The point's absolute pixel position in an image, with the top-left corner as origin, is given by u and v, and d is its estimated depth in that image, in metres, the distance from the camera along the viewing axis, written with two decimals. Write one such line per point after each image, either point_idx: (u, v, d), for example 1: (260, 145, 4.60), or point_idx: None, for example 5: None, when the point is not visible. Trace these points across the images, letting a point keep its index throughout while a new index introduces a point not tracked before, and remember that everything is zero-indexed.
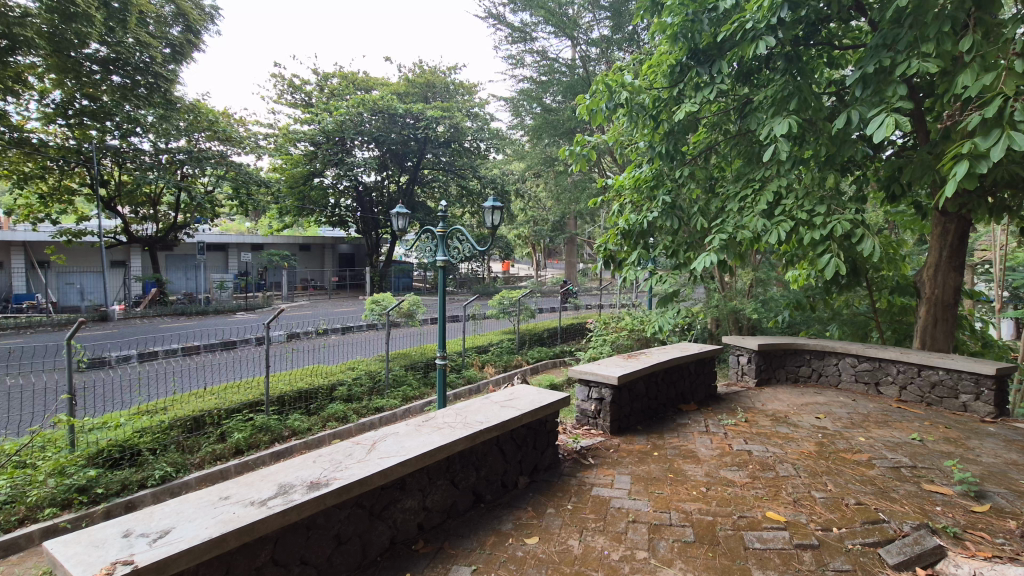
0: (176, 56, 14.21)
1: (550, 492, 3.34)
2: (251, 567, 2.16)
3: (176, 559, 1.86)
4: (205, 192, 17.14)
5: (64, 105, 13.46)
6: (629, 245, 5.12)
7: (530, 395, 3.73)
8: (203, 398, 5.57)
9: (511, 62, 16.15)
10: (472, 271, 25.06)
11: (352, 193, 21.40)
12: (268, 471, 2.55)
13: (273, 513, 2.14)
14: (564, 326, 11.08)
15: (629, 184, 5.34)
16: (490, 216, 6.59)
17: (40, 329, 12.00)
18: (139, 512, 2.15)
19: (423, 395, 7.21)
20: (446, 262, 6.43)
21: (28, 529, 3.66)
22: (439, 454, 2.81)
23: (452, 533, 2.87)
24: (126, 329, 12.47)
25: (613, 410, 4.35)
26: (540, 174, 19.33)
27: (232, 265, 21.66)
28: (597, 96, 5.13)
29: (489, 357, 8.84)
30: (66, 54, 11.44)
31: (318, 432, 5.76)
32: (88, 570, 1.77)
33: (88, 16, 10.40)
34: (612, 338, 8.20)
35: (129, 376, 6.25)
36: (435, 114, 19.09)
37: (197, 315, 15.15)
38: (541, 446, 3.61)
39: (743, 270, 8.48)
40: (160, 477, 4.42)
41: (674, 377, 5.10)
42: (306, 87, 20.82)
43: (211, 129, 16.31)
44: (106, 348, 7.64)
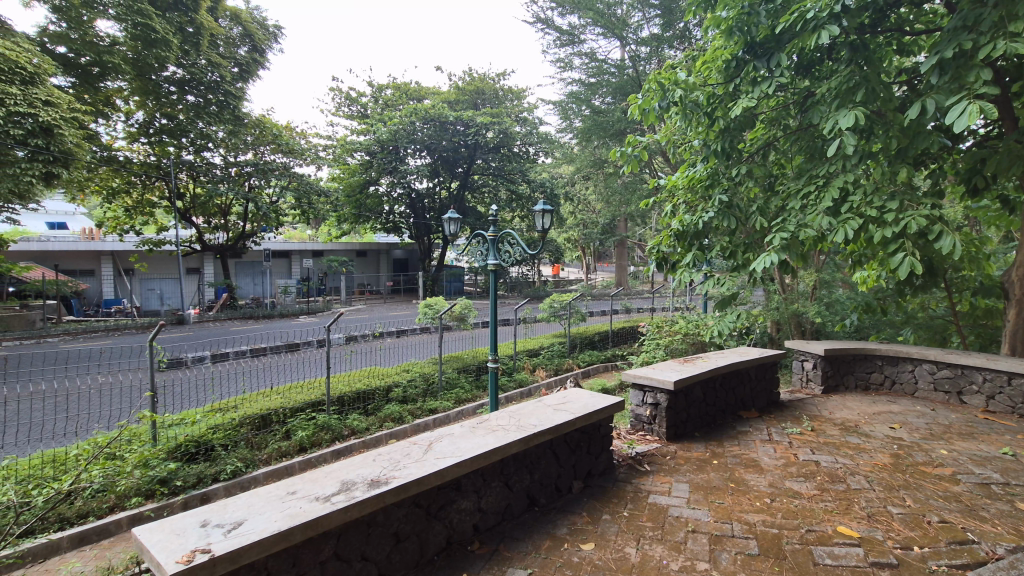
0: (243, 75, 15.26)
1: (604, 498, 3.29)
2: (315, 561, 2.24)
3: (248, 550, 1.96)
4: (270, 202, 17.89)
5: (146, 124, 14.59)
6: (683, 246, 4.96)
7: (583, 399, 3.70)
8: (269, 397, 5.85)
9: (560, 66, 16.13)
10: (522, 275, 25.12)
11: (405, 201, 22.00)
12: (330, 468, 2.65)
13: (336, 508, 2.22)
14: (615, 330, 10.90)
15: (683, 184, 5.17)
16: (540, 219, 6.57)
17: (125, 330, 13.04)
18: (215, 503, 2.29)
19: (476, 398, 7.28)
20: (497, 266, 6.49)
21: (116, 517, 3.99)
22: (494, 456, 2.83)
23: (508, 536, 2.88)
24: (201, 331, 13.34)
25: (669, 416, 4.23)
26: (589, 176, 19.22)
27: (295, 271, 22.75)
28: (649, 95, 5.02)
29: (540, 361, 8.82)
30: (148, 77, 13.15)
31: (375, 431, 5.93)
32: (171, 556, 1.90)
33: (166, 41, 12.12)
34: (665, 342, 7.99)
35: (203, 376, 6.67)
36: (485, 120, 19.37)
37: (263, 318, 15.99)
38: (595, 451, 3.56)
39: (806, 271, 8.07)
40: (231, 471, 4.69)
41: (733, 383, 4.92)
42: (362, 99, 21.60)
43: (275, 142, 17.19)
44: (182, 350, 8.19)
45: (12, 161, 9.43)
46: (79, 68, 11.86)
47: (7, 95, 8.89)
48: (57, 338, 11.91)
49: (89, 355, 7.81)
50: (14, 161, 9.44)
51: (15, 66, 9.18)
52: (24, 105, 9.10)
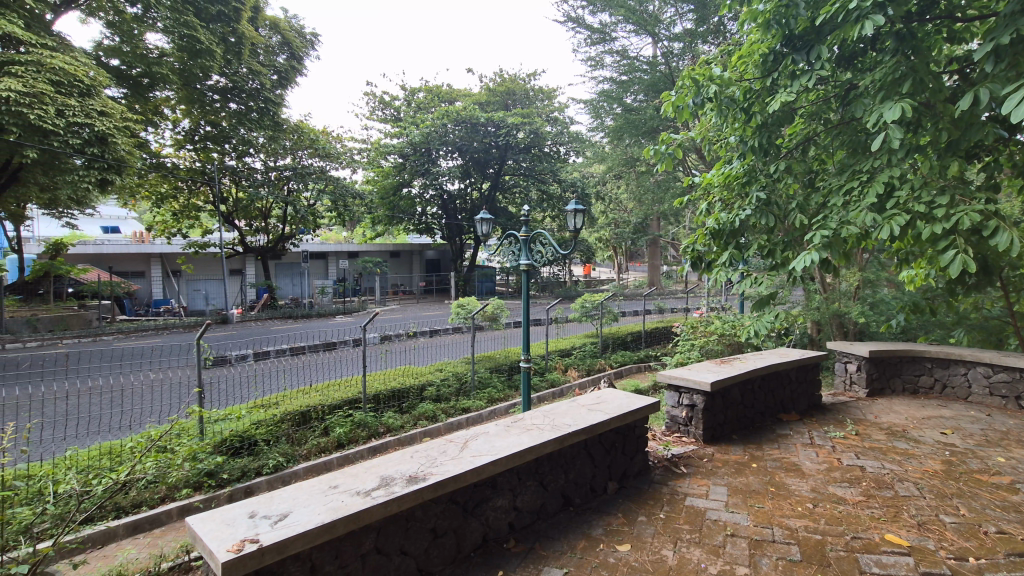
0: (282, 82, 15.76)
1: (640, 500, 3.26)
2: (357, 554, 2.30)
3: (294, 541, 2.03)
4: (308, 205, 18.38)
5: (192, 131, 15.25)
6: (719, 245, 4.85)
7: (618, 399, 3.68)
8: (308, 394, 6.02)
9: (591, 64, 16.04)
10: (553, 275, 25.06)
11: (437, 202, 22.26)
12: (369, 464, 2.71)
13: (377, 503, 2.28)
14: (648, 330, 10.77)
15: (718, 182, 5.05)
16: (572, 219, 6.56)
17: (173, 330, 13.59)
18: (261, 496, 2.38)
19: (508, 397, 7.32)
20: (530, 265, 6.50)
21: (168, 507, 4.18)
22: (529, 455, 2.84)
23: (543, 535, 2.89)
24: (243, 330, 13.86)
25: (705, 418, 4.15)
26: (621, 175, 19.03)
27: (331, 272, 23.32)
28: (683, 92, 4.93)
29: (572, 361, 8.79)
30: (194, 87, 13.73)
31: (410, 429, 6.02)
32: (222, 545, 1.98)
33: (210, 51, 12.49)
34: (700, 342, 7.83)
35: (246, 373, 6.91)
36: (516, 121, 19.41)
37: (302, 317, 16.48)
38: (630, 452, 3.53)
39: (848, 270, 7.79)
40: (273, 465, 4.85)
41: (773, 385, 4.79)
42: (395, 102, 21.97)
43: (313, 147, 17.66)
44: (227, 349, 8.50)
45: (70, 168, 10.14)
46: (131, 79, 12.36)
47: (66, 107, 9.50)
48: (112, 336, 12.54)
49: (141, 352, 8.20)
50: (71, 168, 10.12)
51: (73, 79, 9.73)
52: (81, 116, 9.69)
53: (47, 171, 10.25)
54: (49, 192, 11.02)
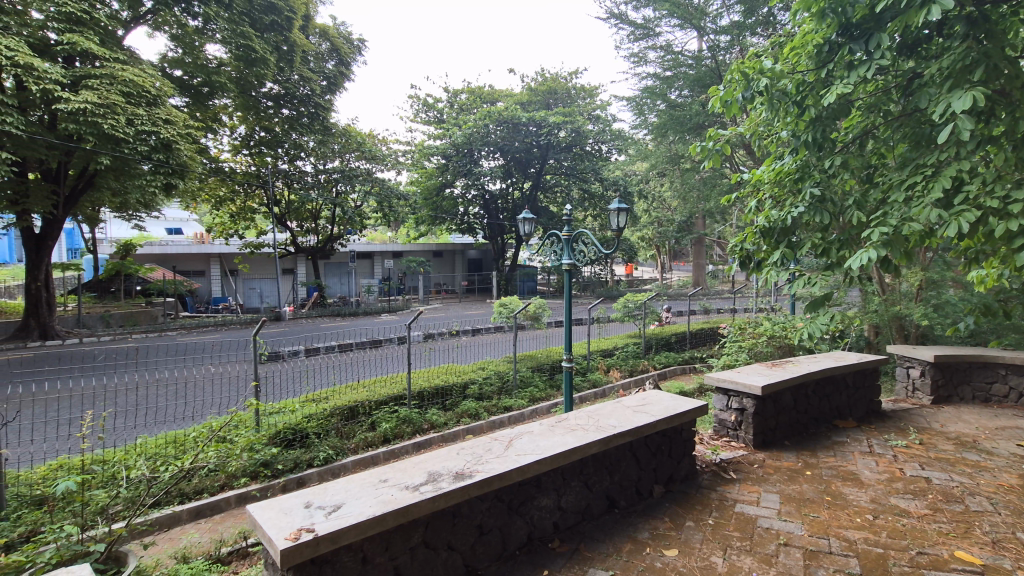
0: (331, 87, 16.28)
1: (687, 505, 3.20)
2: (406, 546, 2.36)
3: (346, 532, 2.10)
4: (355, 207, 18.91)
5: (247, 137, 15.97)
6: (769, 244, 4.67)
7: (664, 401, 3.61)
8: (356, 390, 6.20)
9: (634, 60, 15.80)
10: (595, 274, 24.83)
11: (479, 202, 22.45)
12: (417, 459, 2.77)
13: (425, 498, 2.33)
14: (693, 331, 10.51)
15: (769, 178, 4.83)
16: (616, 218, 6.47)
17: (230, 326, 14.29)
18: (315, 487, 2.47)
19: (549, 397, 7.32)
20: (571, 265, 6.45)
21: (226, 495, 4.40)
22: (574, 456, 2.83)
23: (588, 536, 2.87)
24: (294, 327, 14.41)
25: (756, 423, 4.03)
26: (665, 172, 18.67)
27: (377, 271, 23.92)
28: (731, 86, 4.77)
29: (614, 361, 8.68)
30: (249, 94, 14.24)
31: (453, 426, 6.11)
32: (281, 532, 2.08)
33: (264, 59, 13.09)
34: (748, 344, 7.57)
35: (297, 368, 7.18)
36: (558, 119, 19.35)
37: (349, 315, 16.99)
38: (677, 455, 3.46)
39: (910, 269, 7.37)
40: (323, 458, 5.03)
41: (828, 390, 4.60)
42: (439, 104, 22.26)
43: (360, 149, 18.16)
44: (280, 345, 8.85)
45: (139, 173, 10.75)
46: (192, 89, 12.98)
47: (135, 116, 10.08)
48: (175, 331, 13.31)
49: (201, 347, 8.67)
50: (140, 173, 10.73)
51: (142, 90, 10.34)
52: (149, 125, 10.27)
53: (119, 177, 10.92)
54: (121, 196, 11.73)
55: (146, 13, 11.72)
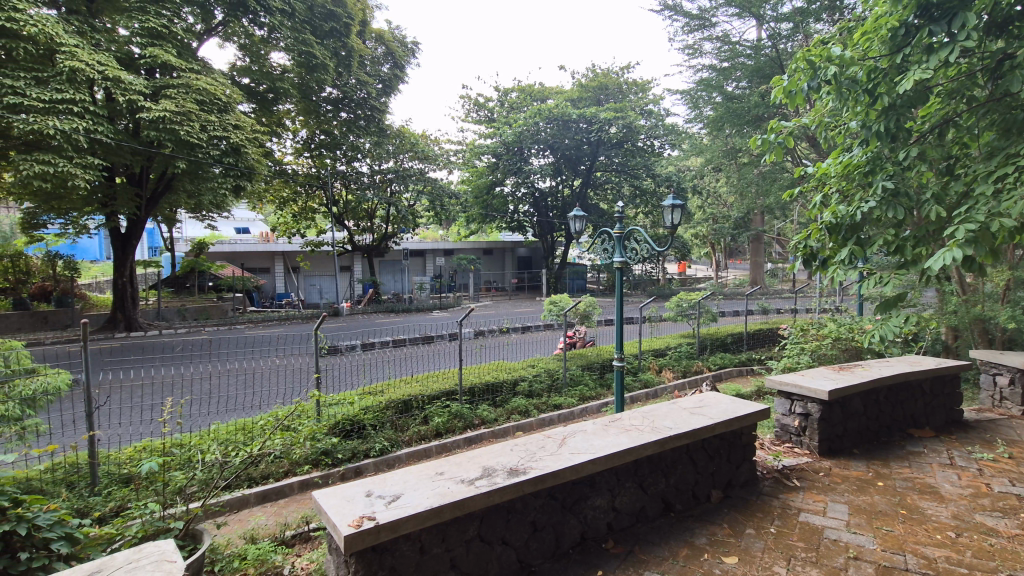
0: (386, 90, 16.81)
1: (747, 511, 3.08)
2: (462, 539, 2.40)
3: (405, 522, 2.16)
4: (408, 206, 19.40)
5: (309, 141, 16.65)
6: (835, 241, 4.39)
7: (723, 404, 3.49)
8: (409, 384, 6.35)
9: (688, 52, 15.42)
10: (646, 273, 24.34)
11: (529, 200, 22.45)
12: (472, 455, 2.81)
13: (480, 492, 2.36)
14: (751, 331, 10.12)
15: (835, 172, 4.52)
16: (669, 214, 6.31)
17: (293, 321, 15.00)
18: (376, 477, 2.56)
19: (599, 396, 7.26)
20: (623, 263, 6.34)
21: (291, 481, 4.62)
22: (629, 457, 2.79)
23: (643, 538, 2.83)
24: (351, 322, 14.95)
25: (822, 429, 3.83)
26: (721, 167, 18.12)
27: (429, 269, 24.45)
28: (797, 75, 4.51)
29: (667, 361, 8.49)
30: (311, 99, 14.96)
31: (503, 423, 6.17)
32: (344, 519, 2.16)
33: (324, 65, 13.63)
34: (811, 346, 7.20)
35: (355, 362, 7.43)
36: (609, 115, 19.08)
37: (402, 311, 17.46)
38: (736, 460, 3.35)
39: (996, 268, 6.80)
40: (379, 449, 5.19)
41: (902, 396, 4.32)
42: (489, 103, 22.38)
43: (413, 150, 18.60)
44: (339, 339, 9.22)
45: (211, 176, 11.48)
46: (258, 95, 13.68)
47: (208, 123, 10.75)
48: (244, 325, 14.12)
49: (268, 341, 9.14)
50: (212, 176, 11.47)
51: (214, 98, 11.03)
52: (220, 130, 10.90)
53: (193, 180, 11.57)
54: (194, 198, 12.52)
55: (217, 26, 12.49)
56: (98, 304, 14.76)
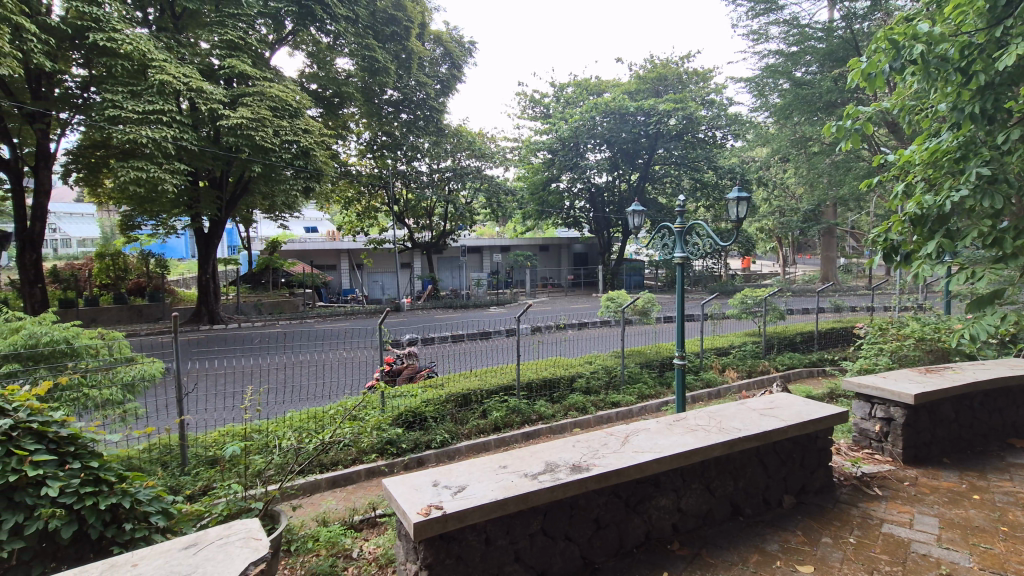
0: (444, 90, 17.13)
1: (823, 519, 2.93)
2: (526, 533, 2.43)
3: (472, 513, 2.21)
4: (465, 203, 19.70)
5: (371, 142, 17.22)
6: (920, 234, 4.04)
7: (796, 405, 3.33)
8: (469, 378, 6.45)
9: (753, 38, 14.77)
10: (707, 269, 23.50)
11: (586, 195, 22.25)
12: (534, 449, 2.83)
13: (544, 487, 2.37)
14: (822, 330, 9.56)
15: (920, 159, 4.16)
16: (734, 208, 6.05)
17: (358, 315, 15.61)
18: (441, 468, 2.63)
19: (659, 394, 7.10)
20: (684, 259, 6.13)
21: (358, 468, 4.82)
22: (695, 457, 2.72)
23: (710, 542, 2.75)
24: (411, 317, 15.39)
25: (906, 435, 3.58)
26: (789, 157, 17.22)
27: (486, 265, 24.85)
28: (877, 56, 4.16)
29: (730, 360, 8.17)
30: (373, 101, 15.44)
31: (561, 419, 6.17)
32: (413, 507, 2.23)
33: (385, 68, 14.07)
34: (891, 347, 6.70)
35: (416, 356, 7.64)
36: (668, 107, 18.51)
37: (460, 307, 17.77)
38: (810, 465, 3.19)
39: None
40: (440, 441, 5.33)
41: (999, 402, 3.96)
42: (545, 99, 22.22)
43: (470, 148, 18.83)
44: (401, 334, 9.50)
45: (283, 178, 12.11)
46: (325, 100, 14.30)
47: (280, 128, 11.36)
48: (313, 319, 14.85)
49: (336, 334, 9.58)
50: (284, 179, 12.09)
51: (285, 104, 11.63)
52: (291, 134, 11.49)
53: (268, 182, 12.25)
54: (268, 199, 13.27)
55: (287, 35, 13.18)
56: (185, 298, 15.98)
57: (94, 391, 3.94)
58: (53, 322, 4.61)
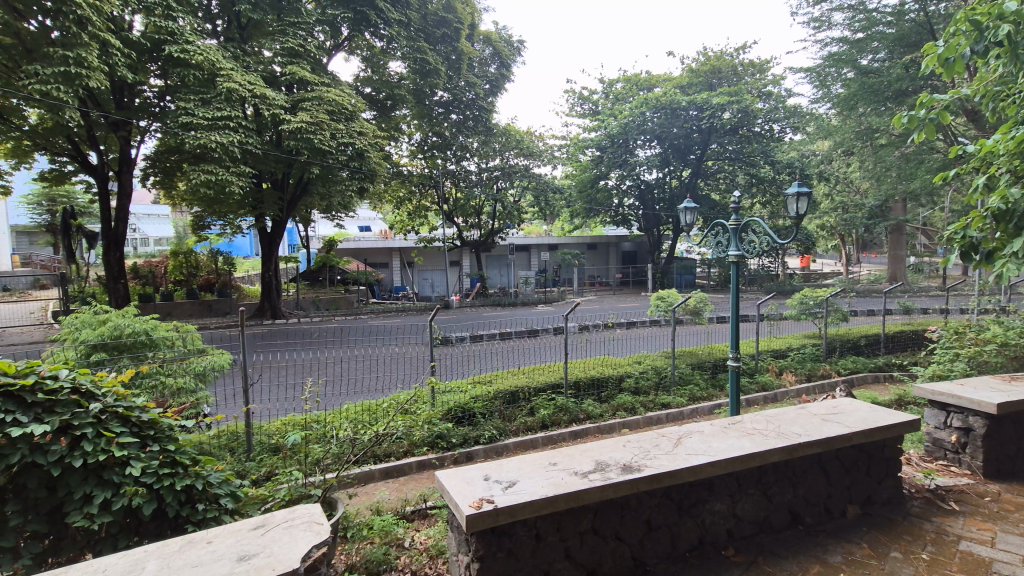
0: (493, 90, 17.28)
1: (892, 533, 2.77)
2: (577, 530, 2.43)
3: (523, 508, 2.24)
4: (513, 202, 19.78)
5: (422, 143, 17.58)
6: (1005, 231, 3.73)
7: (862, 411, 3.17)
8: (517, 375, 6.49)
9: (814, 26, 14.11)
10: (763, 268, 22.61)
11: (635, 192, 21.89)
12: (584, 447, 2.83)
13: (595, 486, 2.37)
14: (890, 333, 9.01)
15: (1006, 149, 3.82)
16: (794, 203, 5.78)
17: (408, 312, 16.02)
18: (493, 463, 2.66)
19: (711, 397, 6.91)
20: (739, 257, 5.91)
21: (409, 461, 4.96)
22: (751, 462, 2.64)
23: (768, 550, 2.66)
24: (460, 315, 15.63)
25: (987, 447, 3.33)
26: (853, 150, 16.29)
27: (533, 263, 24.91)
28: (957, 39, 3.85)
29: (788, 363, 7.84)
30: (425, 103, 15.77)
31: (609, 419, 6.11)
32: (465, 500, 2.28)
33: (435, 70, 14.36)
34: (969, 352, 6.23)
35: (465, 352, 7.76)
36: (722, 100, 17.94)
37: (507, 305, 17.88)
38: (877, 475, 3.02)
39: None
40: (488, 437, 5.40)
41: None
42: (594, 96, 21.96)
43: (519, 147, 18.89)
44: (450, 330, 9.68)
45: (339, 179, 12.58)
46: (378, 103, 14.73)
47: (337, 131, 11.81)
48: (366, 315, 15.34)
49: (389, 330, 9.88)
50: (340, 180, 12.55)
51: (341, 108, 12.04)
52: (347, 137, 11.92)
53: (325, 183, 12.73)
54: (325, 200, 13.80)
55: (344, 41, 13.68)
56: (249, 294, 16.88)
57: (169, 379, 4.27)
58: (135, 314, 4.98)
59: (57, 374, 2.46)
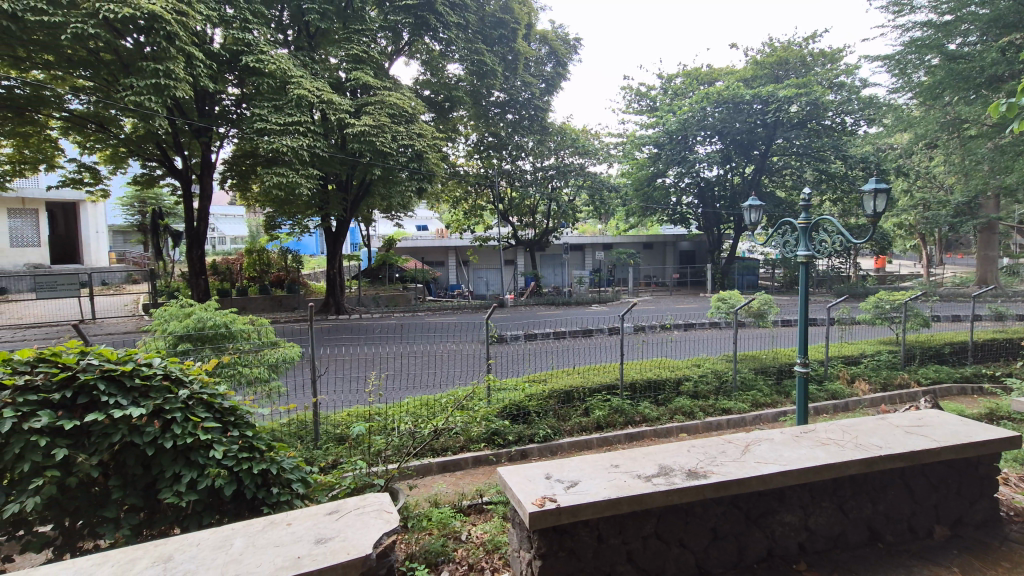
0: (550, 89, 17.24)
1: (986, 557, 2.57)
2: (639, 535, 2.40)
3: (585, 508, 2.23)
4: (568, 200, 19.63)
5: (478, 143, 17.77)
6: None
7: (951, 425, 2.94)
8: (571, 375, 6.48)
9: (895, 11, 13.23)
10: (833, 269, 21.38)
11: (694, 190, 21.21)
12: (646, 451, 2.78)
13: (658, 490, 2.33)
14: (979, 342, 8.29)
15: None
16: (871, 201, 5.42)
17: (464, 310, 16.31)
18: (554, 462, 2.67)
19: (776, 404, 6.60)
20: (809, 257, 5.58)
21: (466, 456, 5.04)
22: (826, 473, 2.51)
23: (843, 566, 2.53)
24: (514, 313, 15.70)
25: None
26: (938, 143, 15.09)
27: (587, 263, 24.69)
28: None
29: (861, 371, 7.38)
30: (481, 104, 15.97)
31: (666, 422, 5.97)
32: (527, 496, 2.30)
33: (492, 71, 14.53)
34: None
35: (520, 351, 7.83)
36: (790, 93, 17.09)
37: (561, 305, 17.80)
38: (968, 495, 2.80)
39: None
40: (543, 435, 5.41)
41: None
42: (652, 92, 21.42)
43: (573, 146, 18.77)
44: (506, 329, 9.78)
45: (399, 180, 12.91)
46: (436, 105, 15.04)
47: (398, 133, 12.17)
48: (423, 312, 15.73)
49: (447, 327, 10.10)
50: (400, 180, 12.86)
51: (402, 110, 12.40)
52: (407, 139, 12.28)
53: (386, 184, 13.10)
54: (386, 201, 14.22)
55: (404, 45, 14.06)
56: (314, 290, 17.67)
57: (245, 369, 4.55)
58: (216, 308, 5.33)
59: (152, 362, 2.67)
